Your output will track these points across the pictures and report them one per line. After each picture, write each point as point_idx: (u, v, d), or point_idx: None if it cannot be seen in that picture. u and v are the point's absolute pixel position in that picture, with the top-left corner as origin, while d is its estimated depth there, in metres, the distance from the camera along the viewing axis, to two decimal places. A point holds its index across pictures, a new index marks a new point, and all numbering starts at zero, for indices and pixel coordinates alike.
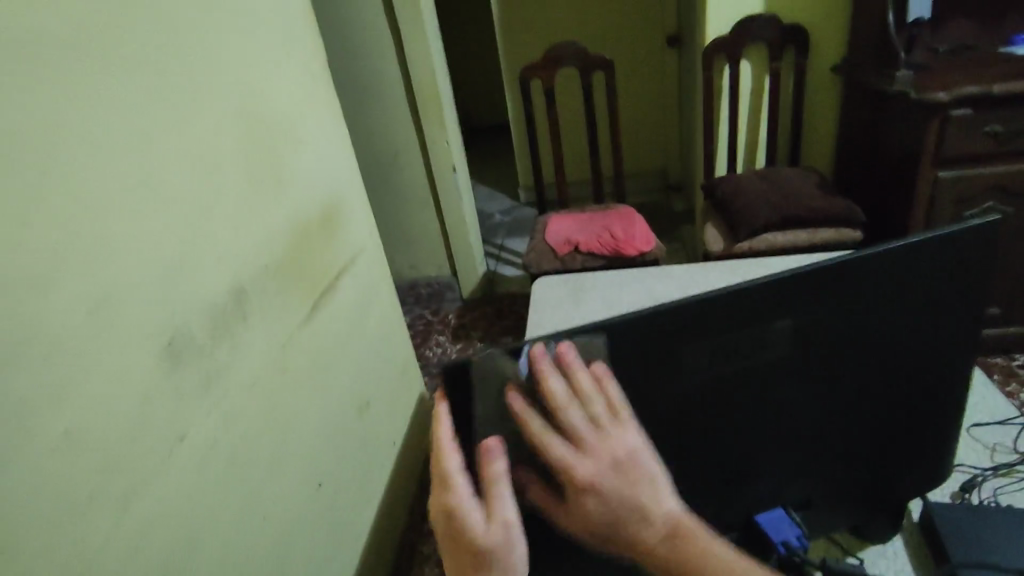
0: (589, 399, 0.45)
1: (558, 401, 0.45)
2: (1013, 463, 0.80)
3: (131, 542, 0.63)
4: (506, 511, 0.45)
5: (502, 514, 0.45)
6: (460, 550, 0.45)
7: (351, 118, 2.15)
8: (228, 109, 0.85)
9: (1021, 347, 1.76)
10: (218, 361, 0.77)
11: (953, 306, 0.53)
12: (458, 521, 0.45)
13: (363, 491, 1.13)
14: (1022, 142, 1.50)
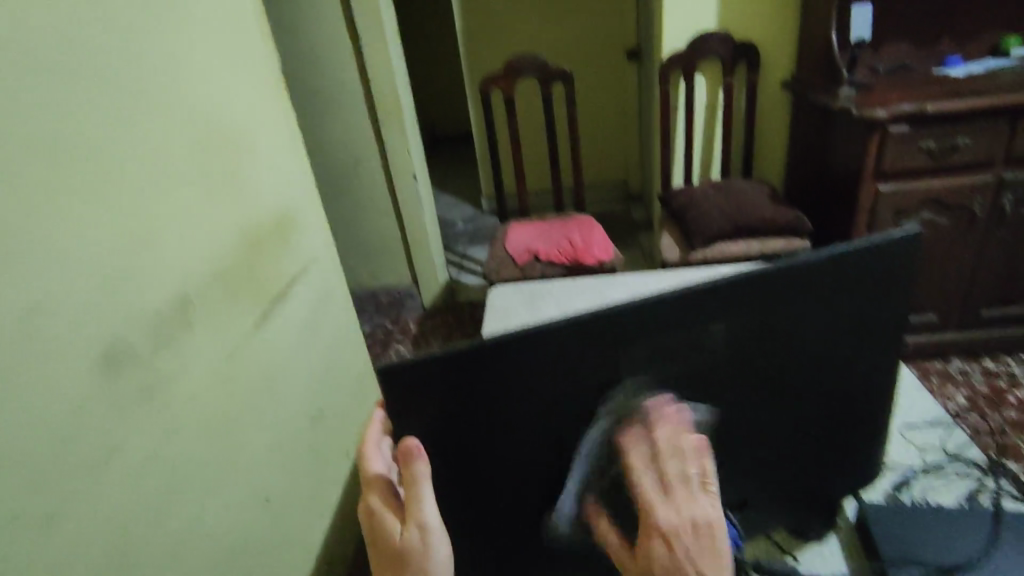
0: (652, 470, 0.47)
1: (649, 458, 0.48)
2: (941, 462, 0.84)
3: (60, 561, 0.60)
4: (424, 516, 0.49)
5: (419, 518, 0.49)
6: (390, 558, 0.50)
7: (308, 124, 2.13)
8: (178, 114, 0.83)
9: (956, 352, 1.85)
10: (161, 371, 0.75)
11: (878, 311, 0.56)
12: (387, 531, 0.51)
13: (314, 502, 1.11)
14: (955, 158, 1.58)
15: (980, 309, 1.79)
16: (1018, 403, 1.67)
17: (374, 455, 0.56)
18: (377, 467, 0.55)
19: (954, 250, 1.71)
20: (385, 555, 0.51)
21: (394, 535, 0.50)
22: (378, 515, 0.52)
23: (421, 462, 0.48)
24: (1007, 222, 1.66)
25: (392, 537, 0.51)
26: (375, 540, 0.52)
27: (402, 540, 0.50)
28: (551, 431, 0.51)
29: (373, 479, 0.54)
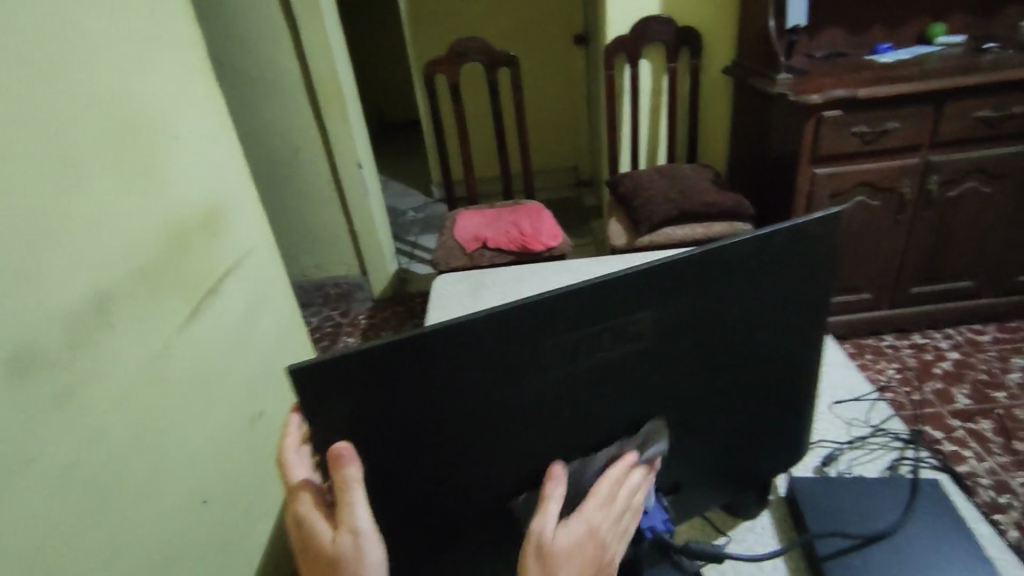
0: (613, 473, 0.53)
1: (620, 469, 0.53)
2: (866, 436, 0.87)
3: None
4: (356, 521, 0.47)
5: (351, 523, 0.47)
6: (323, 567, 0.48)
7: (246, 110, 2.04)
8: (87, 98, 0.78)
9: (888, 328, 1.94)
10: (75, 375, 0.70)
11: (799, 293, 0.57)
12: (318, 540, 0.48)
13: (257, 502, 1.07)
14: (885, 142, 1.65)
15: (910, 287, 1.88)
16: (944, 375, 1.77)
17: (298, 467, 0.53)
18: (303, 477, 0.52)
19: (885, 231, 1.78)
20: (318, 565, 0.48)
21: (326, 543, 0.48)
22: (308, 524, 0.49)
23: (350, 466, 0.47)
24: (932, 204, 1.73)
25: (324, 546, 0.48)
26: (306, 550, 0.49)
27: (335, 547, 0.47)
28: (480, 425, 0.50)
29: (299, 488, 0.51)
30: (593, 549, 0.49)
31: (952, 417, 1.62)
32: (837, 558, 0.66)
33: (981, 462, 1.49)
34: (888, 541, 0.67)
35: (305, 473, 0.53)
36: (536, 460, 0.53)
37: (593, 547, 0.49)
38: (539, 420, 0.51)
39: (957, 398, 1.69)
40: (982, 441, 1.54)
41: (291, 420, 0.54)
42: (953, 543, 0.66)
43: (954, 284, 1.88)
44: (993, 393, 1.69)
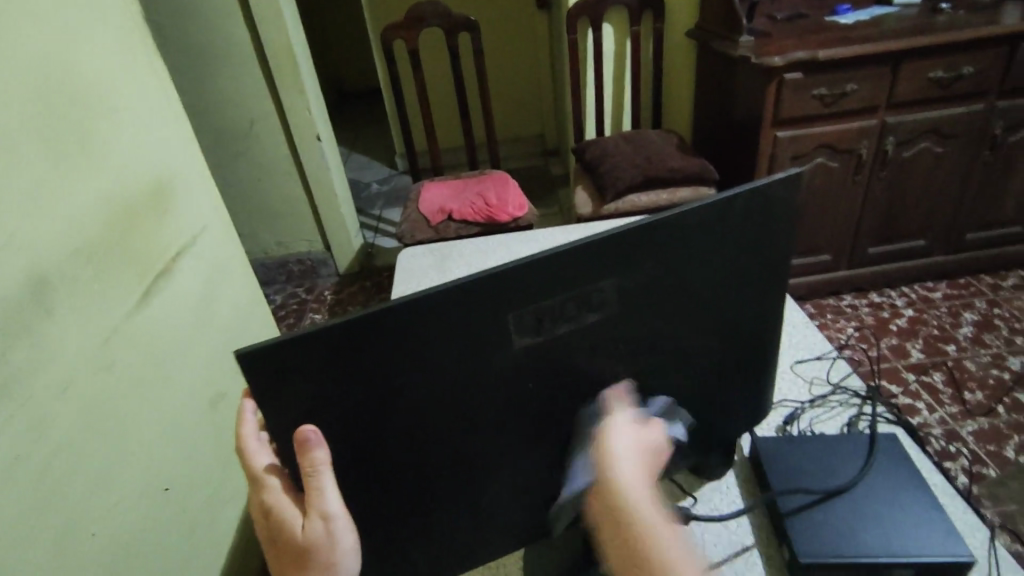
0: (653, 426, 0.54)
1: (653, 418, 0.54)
2: (827, 393, 0.89)
3: None
4: (326, 505, 0.46)
5: (321, 508, 0.46)
6: (297, 551, 0.48)
7: (194, 80, 1.94)
8: (12, 67, 0.72)
9: (847, 288, 1.99)
10: (16, 365, 0.67)
11: (760, 256, 0.57)
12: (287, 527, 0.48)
13: (222, 484, 1.05)
14: (844, 104, 1.66)
15: (867, 247, 1.92)
16: (899, 331, 1.83)
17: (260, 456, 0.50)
18: (266, 466, 0.49)
19: (844, 193, 1.81)
20: (290, 550, 0.48)
21: (296, 530, 0.47)
22: (277, 512, 0.48)
23: (317, 450, 0.46)
24: (888, 164, 1.77)
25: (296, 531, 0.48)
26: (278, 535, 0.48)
27: (306, 532, 0.47)
28: (444, 401, 0.49)
29: (260, 478, 0.49)
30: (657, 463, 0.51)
31: (906, 371, 1.69)
32: (798, 514, 0.68)
33: (933, 412, 1.56)
34: (848, 494, 0.69)
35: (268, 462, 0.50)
36: (503, 434, 0.53)
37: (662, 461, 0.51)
38: (504, 395, 0.51)
39: (911, 352, 1.75)
40: (934, 392, 1.61)
41: (245, 408, 0.50)
42: (908, 494, 0.69)
43: (909, 243, 1.93)
44: (944, 346, 1.76)
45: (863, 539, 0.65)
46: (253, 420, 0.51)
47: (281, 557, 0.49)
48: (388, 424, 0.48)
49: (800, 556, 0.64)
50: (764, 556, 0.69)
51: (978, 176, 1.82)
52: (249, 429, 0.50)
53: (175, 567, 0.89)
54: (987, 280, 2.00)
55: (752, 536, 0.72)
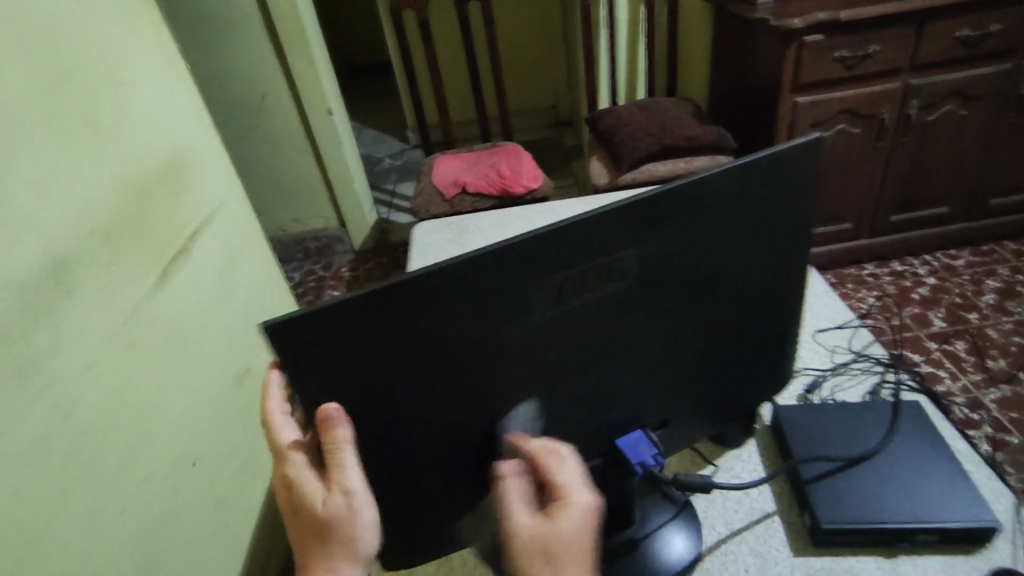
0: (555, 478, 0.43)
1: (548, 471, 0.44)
2: (849, 361, 0.89)
3: None
4: (349, 481, 0.46)
5: (343, 483, 0.46)
6: (311, 531, 0.46)
7: (205, 57, 1.94)
8: (20, 49, 0.72)
9: (868, 257, 1.96)
10: (40, 345, 0.68)
11: (782, 223, 0.56)
12: (305, 505, 0.46)
13: (249, 456, 1.08)
14: (867, 66, 1.61)
15: (889, 215, 1.89)
16: (921, 300, 1.80)
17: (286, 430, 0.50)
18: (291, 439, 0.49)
19: (866, 158, 1.77)
20: (306, 529, 0.46)
21: (315, 505, 0.46)
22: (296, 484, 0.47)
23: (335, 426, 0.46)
24: (911, 129, 1.72)
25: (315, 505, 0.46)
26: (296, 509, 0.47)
27: (325, 509, 0.46)
28: (469, 371, 0.49)
29: (282, 451, 0.48)
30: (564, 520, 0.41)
31: (928, 339, 1.67)
32: (820, 481, 0.69)
33: (955, 381, 1.54)
34: (871, 461, 0.69)
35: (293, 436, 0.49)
36: (526, 403, 0.53)
37: (560, 523, 0.40)
38: (526, 364, 0.51)
39: (933, 321, 1.73)
40: (956, 361, 1.59)
41: (270, 380, 0.50)
42: (933, 461, 0.69)
43: (932, 210, 1.89)
44: (967, 315, 1.73)
45: (885, 506, 0.65)
46: (277, 395, 0.51)
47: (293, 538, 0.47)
48: (413, 395, 0.49)
49: (823, 523, 0.65)
50: (786, 522, 0.70)
51: (1005, 139, 1.77)
52: (276, 402, 0.50)
53: (206, 535, 0.92)
54: (1013, 246, 1.95)
55: (774, 503, 0.73)
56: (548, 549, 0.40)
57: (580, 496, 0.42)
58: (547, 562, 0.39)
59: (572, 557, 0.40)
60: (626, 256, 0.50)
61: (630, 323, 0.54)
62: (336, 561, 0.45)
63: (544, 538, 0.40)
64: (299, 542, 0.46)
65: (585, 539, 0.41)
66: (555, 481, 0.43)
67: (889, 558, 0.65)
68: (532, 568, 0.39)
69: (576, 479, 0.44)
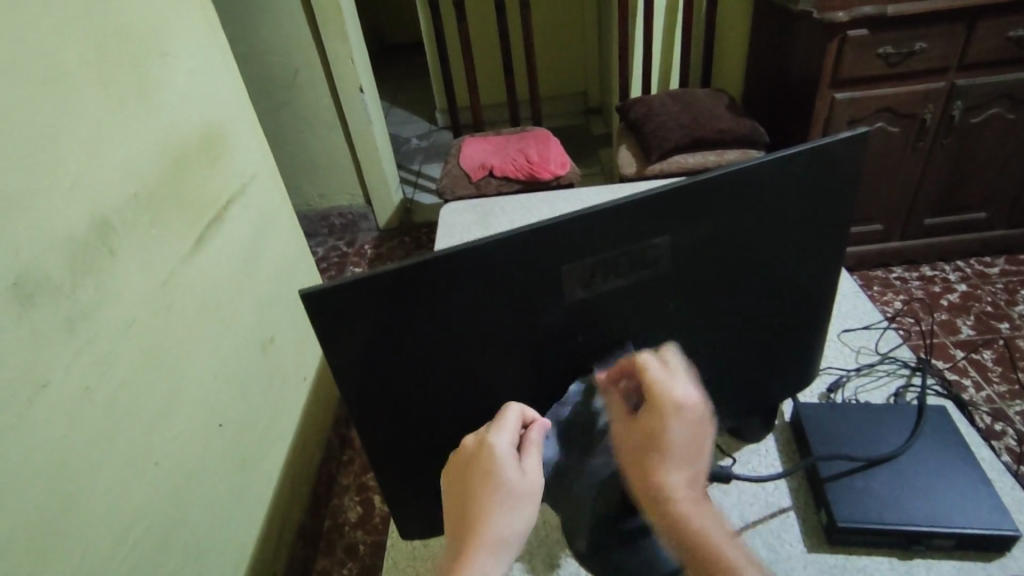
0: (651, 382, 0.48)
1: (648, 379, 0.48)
2: (874, 362, 0.89)
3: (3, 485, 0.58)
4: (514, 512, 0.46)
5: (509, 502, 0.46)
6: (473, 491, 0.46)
7: (241, 31, 1.95)
8: (71, 12, 0.74)
9: (897, 260, 1.93)
10: (83, 301, 0.70)
11: (818, 220, 0.56)
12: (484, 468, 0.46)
13: (272, 422, 1.11)
14: (910, 65, 1.57)
15: (922, 218, 1.85)
16: (950, 306, 1.77)
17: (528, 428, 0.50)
18: (495, 434, 0.48)
19: (903, 159, 1.73)
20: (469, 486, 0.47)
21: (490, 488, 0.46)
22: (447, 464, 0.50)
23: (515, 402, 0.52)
24: (953, 130, 1.68)
25: (474, 526, 0.45)
26: (447, 485, 0.49)
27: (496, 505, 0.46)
28: (497, 350, 0.50)
29: (499, 434, 0.48)
30: (664, 428, 0.47)
31: (955, 347, 1.64)
32: (839, 479, 0.68)
33: (979, 390, 1.51)
34: (891, 463, 0.69)
35: (512, 433, 0.49)
36: (551, 384, 0.54)
37: (659, 434, 0.47)
38: (552, 345, 0.52)
39: (961, 328, 1.69)
40: (982, 370, 1.56)
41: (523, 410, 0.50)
42: (955, 466, 0.68)
43: (968, 215, 1.84)
44: (997, 323, 1.70)
45: (904, 507, 0.65)
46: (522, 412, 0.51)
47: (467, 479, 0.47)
48: (443, 370, 0.50)
49: (839, 521, 0.65)
50: (801, 518, 0.71)
51: None
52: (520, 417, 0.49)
53: (229, 496, 0.95)
54: None
55: (789, 498, 0.73)
56: (650, 449, 0.48)
57: (680, 407, 0.47)
58: (652, 462, 0.48)
59: (670, 459, 0.48)
60: (659, 244, 0.50)
61: (660, 312, 0.54)
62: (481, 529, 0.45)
63: (653, 446, 0.48)
64: (462, 484, 0.47)
65: (681, 443, 0.48)
66: (656, 393, 0.48)
67: (904, 560, 0.65)
68: (642, 464, 0.48)
69: (676, 384, 0.48)
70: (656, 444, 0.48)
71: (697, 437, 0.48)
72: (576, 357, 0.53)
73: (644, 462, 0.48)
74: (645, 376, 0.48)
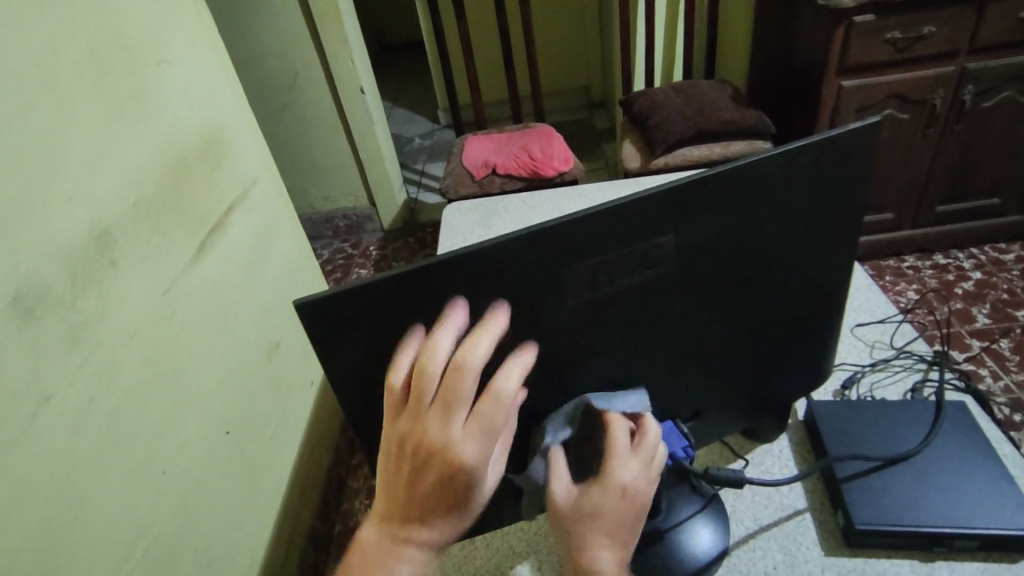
0: (614, 450, 0.49)
1: (610, 447, 0.49)
2: (889, 357, 0.87)
3: (10, 498, 0.57)
4: (462, 519, 0.41)
5: (461, 513, 0.41)
6: (423, 487, 0.40)
7: (240, 35, 1.94)
8: (66, 21, 0.73)
9: (909, 249, 1.89)
10: (84, 313, 0.69)
11: (829, 212, 0.54)
12: (444, 478, 0.39)
13: (279, 429, 1.10)
14: (919, 49, 1.53)
15: (934, 206, 1.82)
16: (965, 295, 1.73)
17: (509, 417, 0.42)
18: (468, 450, 0.39)
19: (912, 146, 1.70)
20: (415, 480, 0.40)
21: (438, 500, 0.40)
22: (393, 422, 0.42)
23: (503, 386, 0.41)
24: (964, 115, 1.64)
25: (415, 532, 0.41)
26: (392, 450, 0.42)
27: (441, 513, 0.40)
28: None
29: (468, 446, 0.39)
30: (609, 497, 0.47)
31: (971, 336, 1.60)
32: (855, 480, 0.67)
33: (996, 380, 1.49)
34: (909, 463, 0.67)
35: (489, 445, 0.40)
36: (554, 388, 0.53)
37: (601, 504, 0.47)
38: (556, 351, 0.50)
39: (976, 317, 1.66)
40: (999, 360, 1.53)
41: (505, 395, 0.41)
42: (975, 465, 0.66)
43: (981, 201, 1.81)
44: (1013, 311, 1.66)
45: (923, 509, 0.63)
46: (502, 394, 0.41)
47: (417, 473, 0.40)
48: None
49: (856, 524, 0.63)
50: (817, 520, 0.69)
51: None
52: (501, 417, 0.40)
53: (238, 503, 0.94)
54: None
55: (805, 500, 0.71)
56: (586, 514, 0.46)
57: (630, 482, 0.48)
58: (585, 527, 0.46)
59: (605, 531, 0.46)
60: (663, 244, 0.48)
61: (667, 312, 0.53)
62: (415, 530, 0.41)
63: (590, 513, 0.47)
64: (407, 473, 0.41)
65: (618, 518, 0.47)
66: (611, 462, 0.48)
67: (926, 563, 0.63)
68: (574, 528, 0.47)
69: (634, 461, 0.49)
70: (596, 512, 0.47)
71: (631, 515, 0.48)
72: (579, 362, 0.52)
73: (573, 528, 0.47)
74: (609, 441, 0.49)
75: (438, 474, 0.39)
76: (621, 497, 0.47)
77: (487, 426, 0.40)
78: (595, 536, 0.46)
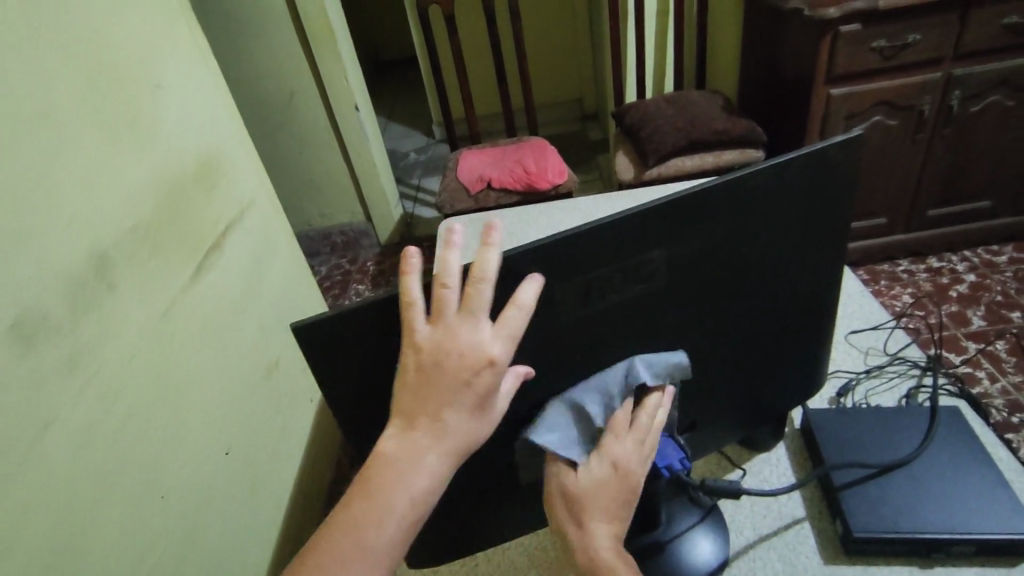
0: (614, 432, 0.52)
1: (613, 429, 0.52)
2: (883, 364, 0.88)
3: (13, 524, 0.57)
4: (480, 426, 0.42)
5: (480, 418, 0.42)
6: (445, 387, 0.41)
7: (234, 56, 1.96)
8: (62, 50, 0.74)
9: (903, 253, 1.91)
10: (84, 338, 0.70)
11: (817, 223, 0.55)
12: (471, 374, 0.41)
13: (279, 447, 1.10)
14: (905, 56, 1.55)
15: (925, 210, 1.84)
16: (960, 297, 1.74)
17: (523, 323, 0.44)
18: (497, 347, 0.42)
19: (902, 151, 1.72)
20: (438, 384, 0.41)
21: (461, 400, 0.41)
22: (410, 338, 0.42)
23: (525, 293, 0.44)
24: (952, 120, 1.66)
25: (433, 438, 0.41)
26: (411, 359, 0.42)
27: (462, 417, 0.41)
28: None
29: (495, 345, 0.42)
30: (605, 474, 0.51)
31: (967, 339, 1.61)
32: (852, 488, 0.67)
33: (994, 382, 1.49)
34: (904, 469, 0.68)
35: (512, 345, 0.43)
36: (551, 405, 0.53)
37: (597, 481, 0.51)
38: (553, 366, 0.51)
39: (972, 320, 1.67)
40: (997, 362, 1.54)
41: (524, 302, 0.43)
42: (971, 470, 0.67)
43: (971, 204, 1.83)
44: (1008, 313, 1.67)
45: (920, 515, 0.64)
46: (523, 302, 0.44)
47: (442, 375, 0.41)
48: None
49: (854, 532, 0.64)
50: (816, 529, 0.69)
51: None
52: (522, 316, 0.43)
53: (240, 523, 0.94)
54: None
55: (803, 509, 0.72)
56: (582, 492, 0.51)
57: (626, 463, 0.52)
58: (580, 503, 0.51)
59: (599, 505, 0.51)
60: (654, 259, 0.49)
61: (660, 325, 0.53)
62: (431, 436, 0.41)
63: (585, 490, 0.51)
64: (430, 376, 0.41)
65: (612, 494, 0.51)
66: (607, 443, 0.52)
67: (924, 569, 0.64)
68: (572, 502, 0.51)
69: (633, 441, 0.52)
70: (591, 489, 0.51)
71: (626, 491, 0.52)
72: (575, 376, 0.53)
73: (571, 503, 0.51)
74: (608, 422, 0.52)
75: (466, 380, 0.41)
76: (620, 474, 0.51)
77: (510, 335, 0.43)
78: (592, 513, 0.50)
